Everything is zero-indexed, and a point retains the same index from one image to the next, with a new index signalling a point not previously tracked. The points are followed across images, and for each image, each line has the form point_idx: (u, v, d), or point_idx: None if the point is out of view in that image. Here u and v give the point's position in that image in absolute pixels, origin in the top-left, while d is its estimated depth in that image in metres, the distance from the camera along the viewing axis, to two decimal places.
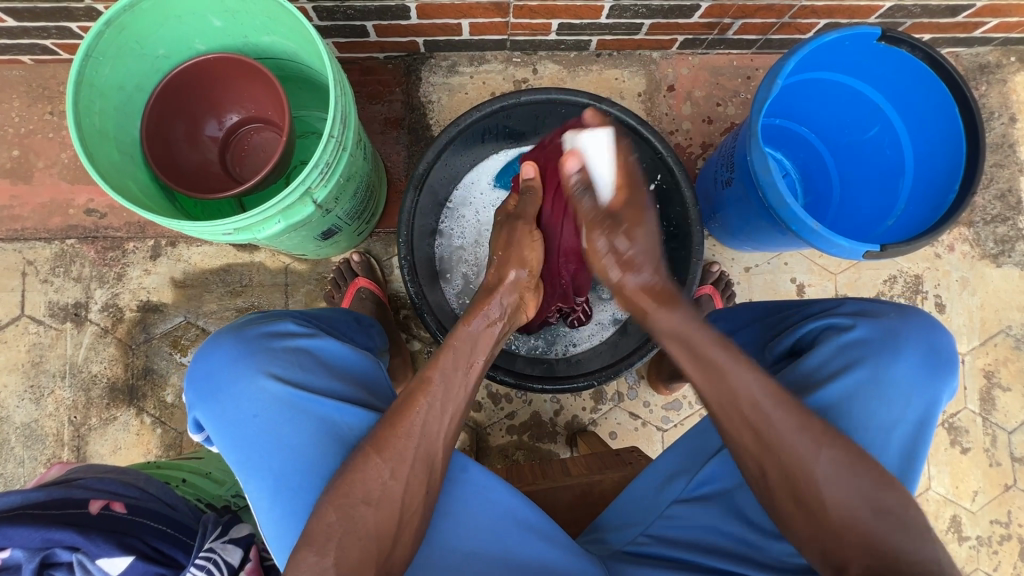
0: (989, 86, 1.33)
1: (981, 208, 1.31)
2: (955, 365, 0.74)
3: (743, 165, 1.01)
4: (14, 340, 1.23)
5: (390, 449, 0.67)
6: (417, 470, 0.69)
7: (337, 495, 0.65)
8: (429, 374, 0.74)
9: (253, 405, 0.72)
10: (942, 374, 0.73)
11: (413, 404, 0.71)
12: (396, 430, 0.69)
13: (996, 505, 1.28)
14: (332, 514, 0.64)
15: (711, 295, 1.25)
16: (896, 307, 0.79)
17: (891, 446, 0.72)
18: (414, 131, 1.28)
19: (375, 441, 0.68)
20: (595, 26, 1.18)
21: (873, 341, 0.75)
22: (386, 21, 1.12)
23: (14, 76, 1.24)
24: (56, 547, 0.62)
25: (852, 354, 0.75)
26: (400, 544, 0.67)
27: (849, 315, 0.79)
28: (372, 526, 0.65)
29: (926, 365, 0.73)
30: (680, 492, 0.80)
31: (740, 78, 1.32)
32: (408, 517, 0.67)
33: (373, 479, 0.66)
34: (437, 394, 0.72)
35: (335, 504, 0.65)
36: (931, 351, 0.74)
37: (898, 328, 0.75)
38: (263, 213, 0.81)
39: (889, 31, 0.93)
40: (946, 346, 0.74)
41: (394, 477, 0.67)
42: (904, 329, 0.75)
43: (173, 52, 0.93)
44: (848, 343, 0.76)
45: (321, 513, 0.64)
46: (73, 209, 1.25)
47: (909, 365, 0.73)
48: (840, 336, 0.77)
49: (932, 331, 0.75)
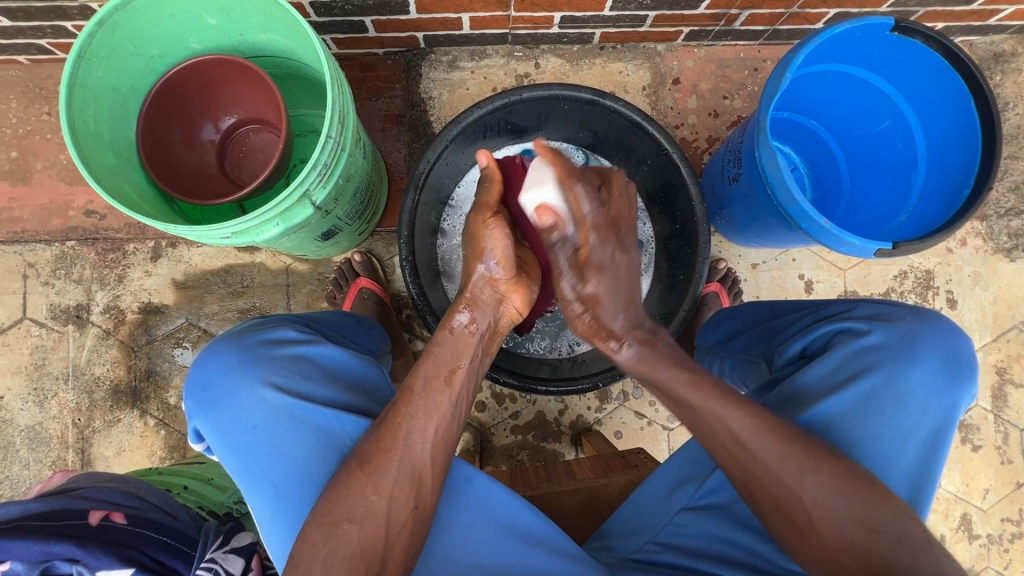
0: (1004, 76, 1.29)
1: (994, 201, 1.29)
2: (974, 371, 0.72)
3: (751, 161, 0.99)
4: (16, 343, 1.23)
5: (373, 464, 0.67)
6: (410, 482, 0.68)
7: (322, 513, 0.65)
8: (409, 381, 0.72)
9: (253, 416, 0.71)
10: (961, 380, 0.71)
11: (408, 414, 0.70)
12: (388, 445, 0.68)
13: (1008, 503, 1.26)
14: (315, 537, 0.64)
15: (717, 294, 1.24)
16: (913, 310, 0.78)
17: (908, 454, 0.70)
18: (414, 128, 1.26)
19: (360, 458, 0.68)
20: (599, 19, 1.16)
21: (890, 347, 0.73)
22: (384, 17, 1.10)
23: (10, 77, 1.23)
24: (56, 560, 0.62)
25: (868, 359, 0.73)
26: (393, 552, 0.66)
27: (863, 319, 0.77)
28: (358, 541, 0.64)
29: (945, 371, 0.71)
30: (689, 498, 0.78)
31: (747, 71, 1.29)
32: (394, 536, 0.66)
33: (357, 496, 0.65)
34: (419, 402, 0.71)
35: (318, 523, 0.64)
36: (949, 357, 0.72)
37: (916, 332, 0.74)
38: (260, 217, 0.79)
39: (903, 22, 0.89)
40: (966, 352, 0.73)
41: (376, 493, 0.66)
42: (922, 334, 0.73)
43: (168, 51, 0.92)
44: (862, 348, 0.74)
45: (305, 533, 0.64)
46: (72, 211, 1.24)
47: (928, 371, 0.71)
48: (855, 341, 0.75)
49: (951, 336, 0.73)
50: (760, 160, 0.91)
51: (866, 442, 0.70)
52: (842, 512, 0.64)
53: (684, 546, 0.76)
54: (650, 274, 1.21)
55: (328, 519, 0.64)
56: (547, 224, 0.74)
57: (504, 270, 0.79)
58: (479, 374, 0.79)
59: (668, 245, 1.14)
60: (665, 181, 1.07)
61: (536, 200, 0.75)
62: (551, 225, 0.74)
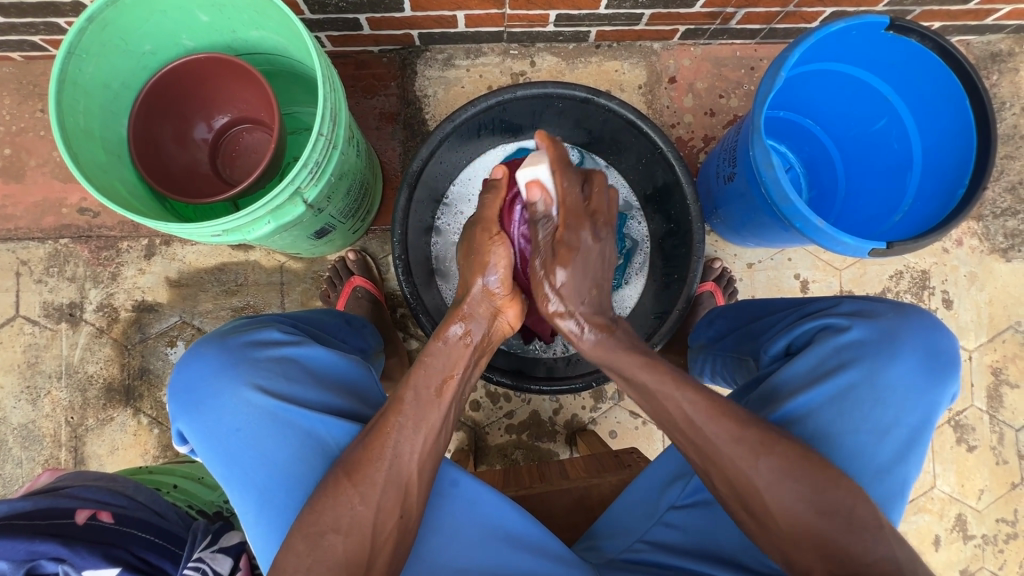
0: (1000, 75, 1.29)
1: (990, 201, 1.28)
2: (955, 367, 0.72)
3: (745, 160, 0.99)
4: (9, 341, 1.22)
5: (361, 474, 0.66)
6: (396, 484, 0.68)
7: (306, 525, 0.64)
8: (401, 392, 0.72)
9: (236, 418, 0.71)
10: (942, 376, 0.71)
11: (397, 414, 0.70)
12: (376, 446, 0.68)
13: (1002, 504, 1.26)
14: (302, 539, 0.64)
15: (712, 293, 1.24)
16: (896, 306, 0.78)
17: (890, 450, 0.70)
18: (409, 126, 1.26)
19: (347, 467, 0.67)
20: (595, 17, 1.15)
21: (871, 343, 0.73)
22: (379, 14, 1.09)
23: (3, 73, 1.22)
24: (42, 560, 0.61)
25: (850, 355, 0.73)
26: (379, 554, 0.66)
27: (846, 315, 0.77)
28: (342, 553, 0.64)
29: (926, 367, 0.71)
30: (676, 497, 0.78)
31: (743, 70, 1.29)
32: (380, 545, 0.66)
33: (343, 506, 0.65)
34: (409, 412, 0.70)
35: (303, 533, 0.64)
36: (930, 352, 0.72)
37: (897, 328, 0.73)
38: (252, 214, 0.79)
39: (898, 20, 0.89)
40: (947, 346, 0.73)
41: (364, 503, 0.66)
42: (903, 330, 0.73)
43: (160, 48, 0.91)
44: (846, 344, 0.74)
45: (291, 539, 0.64)
46: (66, 208, 1.23)
47: (910, 367, 0.71)
48: (838, 338, 0.75)
49: (932, 331, 0.73)
50: (754, 158, 0.90)
51: (848, 438, 0.70)
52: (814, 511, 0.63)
53: (675, 546, 0.76)
54: (644, 273, 1.20)
55: (313, 530, 0.64)
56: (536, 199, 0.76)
57: (504, 285, 0.78)
58: (470, 376, 0.79)
59: (663, 244, 1.14)
60: (660, 180, 1.07)
61: (528, 173, 0.75)
62: (537, 201, 0.76)
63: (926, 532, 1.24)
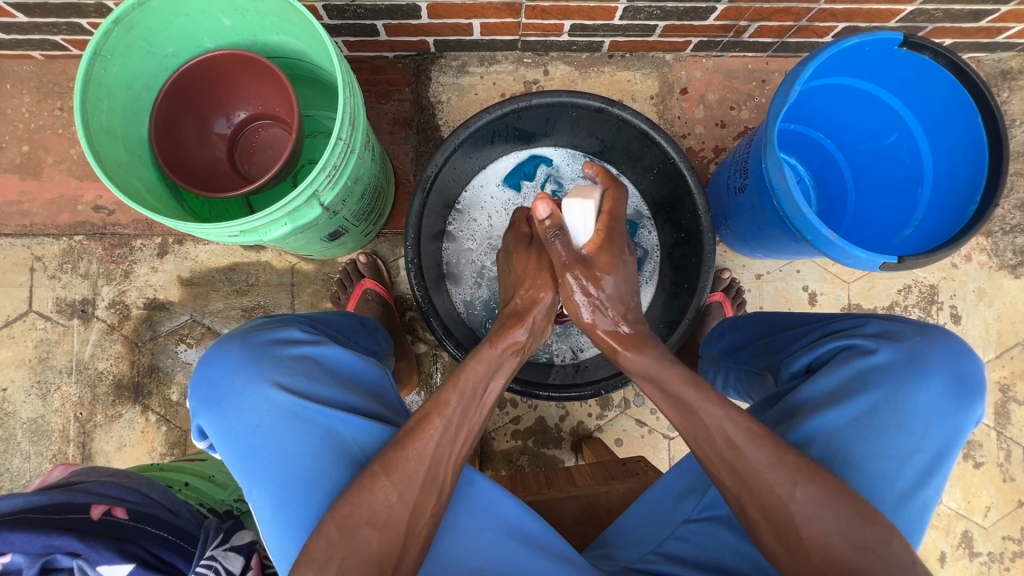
0: (1011, 93, 1.30)
1: (1000, 217, 1.28)
2: (980, 393, 0.72)
3: (757, 172, 0.99)
4: (21, 336, 1.23)
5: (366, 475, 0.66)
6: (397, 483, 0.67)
7: (325, 533, 0.64)
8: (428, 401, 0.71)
9: (257, 414, 0.71)
10: (965, 403, 0.71)
11: (413, 429, 0.69)
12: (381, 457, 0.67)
13: (1009, 522, 1.25)
14: (315, 553, 0.63)
15: (721, 303, 1.24)
16: (919, 327, 0.78)
17: (911, 476, 0.70)
18: (423, 132, 1.27)
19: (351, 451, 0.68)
20: (608, 28, 1.16)
21: (896, 365, 0.73)
22: (396, 21, 1.11)
23: (24, 72, 1.24)
24: (57, 554, 0.62)
25: (873, 377, 0.73)
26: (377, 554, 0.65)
27: (870, 337, 0.77)
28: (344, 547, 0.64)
29: (950, 393, 0.71)
30: (690, 510, 0.78)
31: (754, 82, 1.30)
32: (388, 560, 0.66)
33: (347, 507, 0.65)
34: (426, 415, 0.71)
35: (322, 540, 0.64)
36: (955, 377, 0.72)
37: (924, 352, 0.74)
38: (269, 216, 0.79)
39: (912, 38, 0.90)
40: (973, 373, 0.73)
41: (360, 501, 0.65)
42: (930, 354, 0.73)
43: (182, 50, 0.93)
44: (870, 367, 0.74)
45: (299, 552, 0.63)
46: (81, 206, 1.25)
47: (934, 394, 0.71)
48: (863, 360, 0.74)
49: (959, 357, 0.73)
50: (766, 171, 0.91)
51: (868, 460, 0.70)
52: (827, 517, 0.64)
53: (686, 557, 0.76)
54: (654, 281, 1.21)
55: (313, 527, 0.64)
56: (544, 214, 0.80)
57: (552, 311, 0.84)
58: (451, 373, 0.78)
59: (672, 254, 1.14)
60: (671, 190, 1.08)
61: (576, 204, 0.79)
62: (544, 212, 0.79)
63: (931, 549, 1.24)
